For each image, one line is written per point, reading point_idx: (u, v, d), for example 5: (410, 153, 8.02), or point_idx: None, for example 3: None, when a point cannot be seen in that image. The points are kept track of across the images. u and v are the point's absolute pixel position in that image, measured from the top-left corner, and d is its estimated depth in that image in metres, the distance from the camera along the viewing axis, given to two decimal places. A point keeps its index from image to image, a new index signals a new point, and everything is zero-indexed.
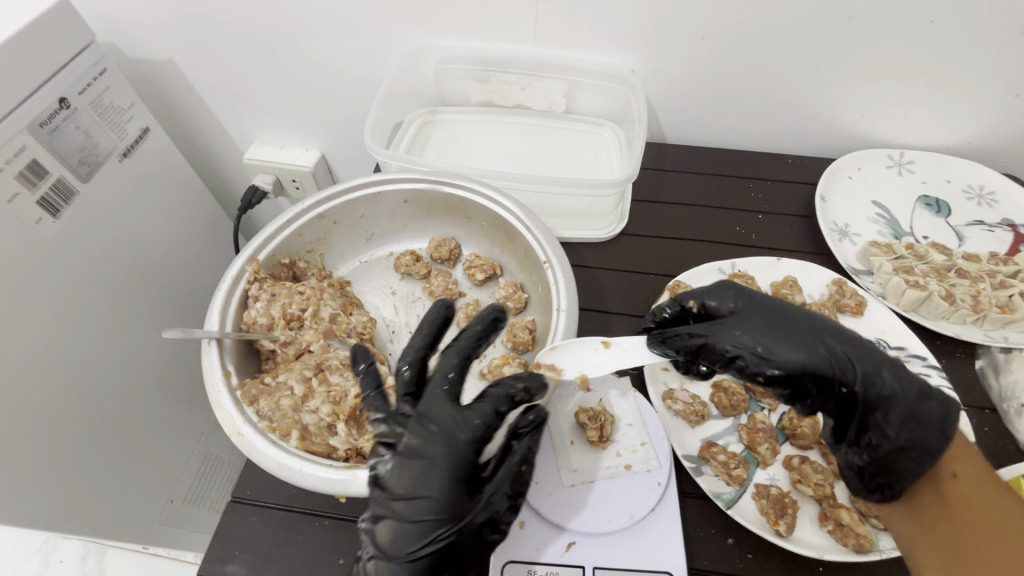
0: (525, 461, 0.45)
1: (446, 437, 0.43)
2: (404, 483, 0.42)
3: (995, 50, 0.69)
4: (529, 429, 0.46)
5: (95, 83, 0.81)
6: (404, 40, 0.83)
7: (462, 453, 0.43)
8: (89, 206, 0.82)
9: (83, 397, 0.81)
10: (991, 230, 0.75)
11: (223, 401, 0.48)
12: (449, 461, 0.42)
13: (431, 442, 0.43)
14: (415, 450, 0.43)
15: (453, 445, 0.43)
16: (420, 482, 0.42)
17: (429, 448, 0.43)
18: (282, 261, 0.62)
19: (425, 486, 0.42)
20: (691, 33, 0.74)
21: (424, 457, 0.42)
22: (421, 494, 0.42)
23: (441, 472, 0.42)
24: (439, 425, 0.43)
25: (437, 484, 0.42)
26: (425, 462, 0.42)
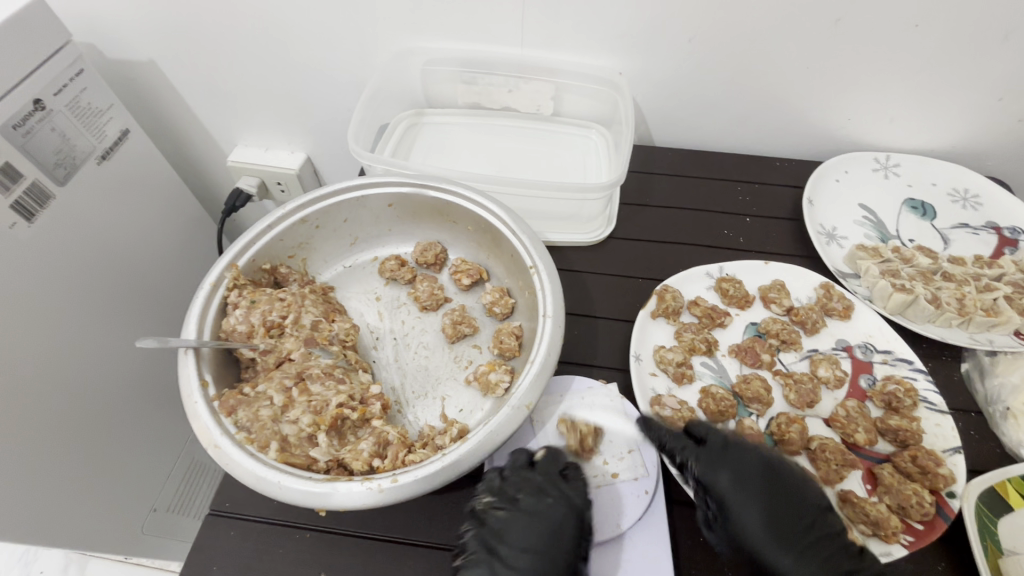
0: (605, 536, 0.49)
1: (564, 501, 0.49)
2: (518, 538, 0.47)
3: (980, 53, 0.70)
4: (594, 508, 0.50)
5: (71, 84, 0.79)
6: (390, 41, 0.82)
7: (578, 516, 0.48)
8: (66, 209, 0.80)
9: (60, 408, 0.79)
10: (976, 233, 0.75)
11: (200, 412, 0.46)
12: (568, 520, 0.48)
13: (549, 507, 0.48)
14: (531, 510, 0.48)
15: (572, 508, 0.49)
16: (541, 541, 0.47)
17: (546, 515, 0.48)
18: (262, 266, 0.61)
19: (542, 547, 0.47)
20: (678, 35, 0.73)
21: (542, 518, 0.48)
22: (536, 553, 0.47)
23: (555, 534, 0.47)
24: (548, 492, 0.49)
25: (558, 544, 0.47)
26: (542, 523, 0.48)
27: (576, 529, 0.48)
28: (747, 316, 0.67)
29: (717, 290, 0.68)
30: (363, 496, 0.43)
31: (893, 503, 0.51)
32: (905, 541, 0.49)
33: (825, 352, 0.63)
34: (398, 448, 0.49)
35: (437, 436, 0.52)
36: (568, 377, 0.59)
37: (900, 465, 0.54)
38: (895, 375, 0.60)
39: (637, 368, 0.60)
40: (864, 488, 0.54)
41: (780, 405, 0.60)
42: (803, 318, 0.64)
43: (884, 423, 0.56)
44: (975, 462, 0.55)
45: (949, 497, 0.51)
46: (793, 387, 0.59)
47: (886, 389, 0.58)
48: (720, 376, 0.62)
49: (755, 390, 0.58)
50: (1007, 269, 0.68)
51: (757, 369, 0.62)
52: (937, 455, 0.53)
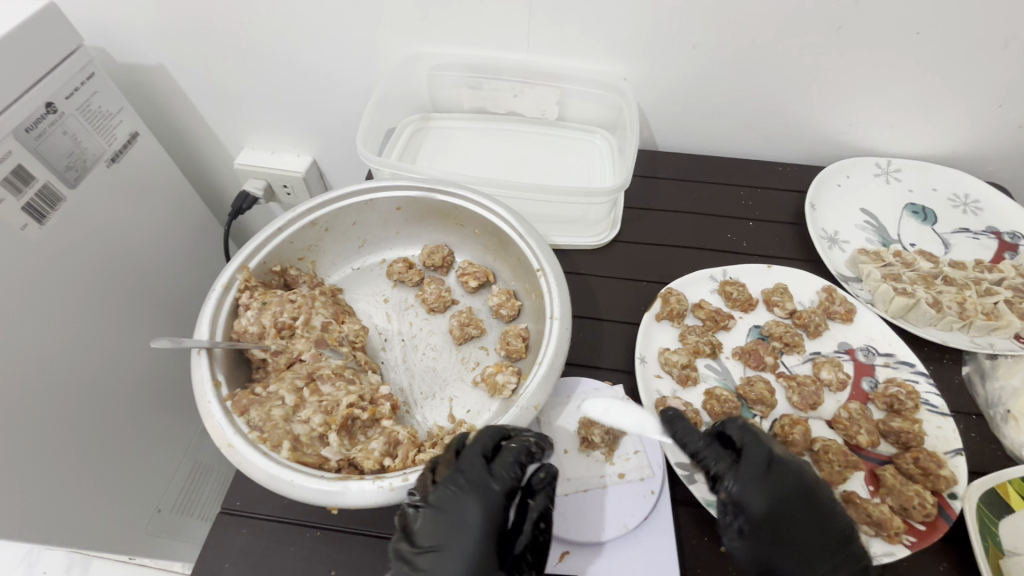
0: (544, 519, 0.47)
1: (474, 491, 0.45)
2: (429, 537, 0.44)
3: (980, 60, 0.71)
4: (545, 486, 0.48)
5: (82, 88, 0.80)
6: (397, 47, 0.83)
7: (492, 507, 0.45)
8: (76, 212, 0.81)
9: (67, 407, 0.79)
10: (976, 238, 0.76)
11: (213, 411, 0.47)
12: (481, 513, 0.45)
13: (464, 499, 0.45)
14: (447, 507, 0.44)
15: (484, 496, 0.46)
16: (450, 536, 0.44)
17: (462, 509, 0.45)
18: (273, 268, 0.61)
19: (450, 542, 0.43)
20: (683, 42, 0.74)
21: (452, 509, 0.45)
22: (445, 549, 0.43)
23: (475, 524, 0.44)
24: (466, 481, 0.46)
25: (467, 539, 0.44)
26: (459, 522, 0.44)
27: (491, 521, 0.45)
28: (750, 319, 0.68)
29: (721, 293, 0.68)
30: (374, 495, 0.44)
31: (895, 503, 0.52)
32: (907, 541, 0.50)
33: (827, 355, 0.64)
34: (408, 448, 0.50)
35: (446, 437, 0.52)
36: (574, 379, 0.60)
37: (902, 466, 0.54)
38: (896, 378, 0.61)
39: (642, 370, 0.61)
40: (867, 489, 0.55)
41: (783, 408, 0.61)
42: (805, 321, 0.65)
43: (886, 425, 0.57)
44: (976, 465, 0.56)
45: (951, 498, 0.52)
46: (796, 389, 0.60)
47: (888, 391, 0.59)
48: (725, 378, 0.63)
49: (760, 392, 0.59)
50: (1008, 274, 0.69)
51: (760, 371, 0.63)
52: (939, 457, 0.54)
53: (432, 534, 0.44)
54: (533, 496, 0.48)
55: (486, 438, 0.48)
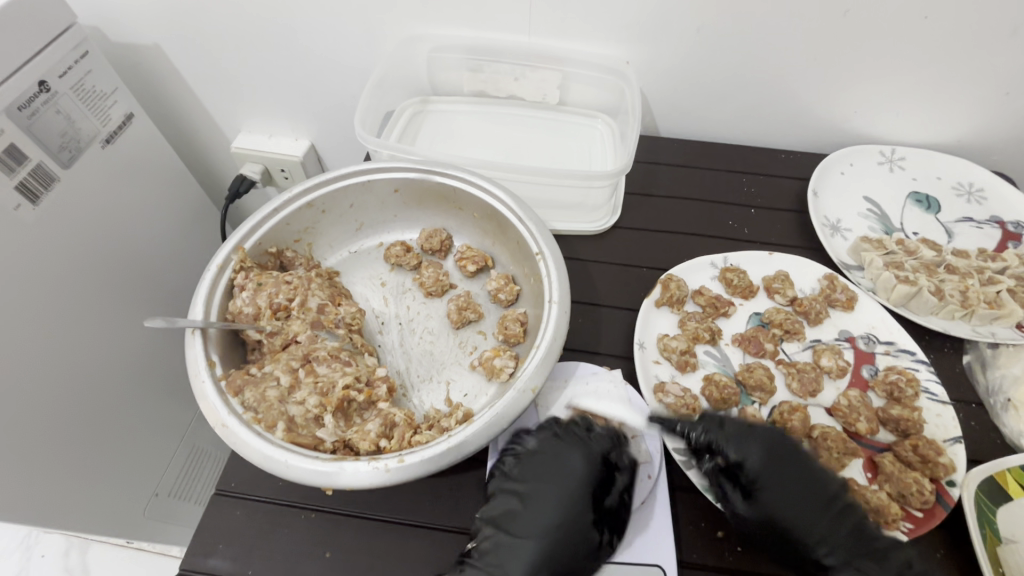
0: (627, 491, 0.50)
1: (579, 448, 0.51)
2: (529, 476, 0.50)
3: (988, 47, 0.70)
4: (633, 465, 0.51)
5: (76, 66, 0.78)
6: (396, 28, 0.81)
7: (592, 463, 0.50)
8: (70, 193, 0.80)
9: (63, 388, 0.79)
10: (980, 226, 0.75)
11: (207, 391, 0.47)
12: (578, 466, 0.50)
13: (567, 456, 0.51)
14: (548, 452, 0.51)
15: (587, 452, 0.51)
16: (551, 481, 0.49)
17: (562, 467, 0.50)
18: (268, 250, 0.61)
19: (550, 487, 0.49)
20: (686, 25, 0.73)
21: (557, 461, 0.50)
22: (542, 489, 0.49)
23: (574, 480, 0.49)
24: (568, 442, 0.52)
25: (562, 491, 0.49)
26: (553, 472, 0.50)
27: (591, 484, 0.49)
28: (750, 306, 0.67)
29: (721, 280, 0.68)
30: (370, 476, 0.43)
31: (893, 491, 0.52)
32: (904, 528, 0.50)
33: (827, 342, 0.64)
34: (404, 429, 0.49)
35: (443, 419, 0.52)
36: (573, 363, 0.59)
37: (901, 453, 0.54)
38: (897, 366, 0.60)
39: (641, 355, 0.60)
40: (864, 476, 0.54)
41: (783, 395, 0.60)
42: (806, 309, 0.64)
43: (886, 413, 0.57)
44: (976, 453, 0.55)
45: (949, 485, 0.52)
46: (796, 375, 0.60)
47: (888, 378, 0.59)
48: (724, 364, 0.62)
49: (759, 378, 0.59)
50: (1011, 263, 0.68)
51: (760, 358, 0.62)
52: (938, 444, 0.53)
53: (525, 480, 0.50)
54: (619, 471, 0.50)
55: (579, 419, 0.54)
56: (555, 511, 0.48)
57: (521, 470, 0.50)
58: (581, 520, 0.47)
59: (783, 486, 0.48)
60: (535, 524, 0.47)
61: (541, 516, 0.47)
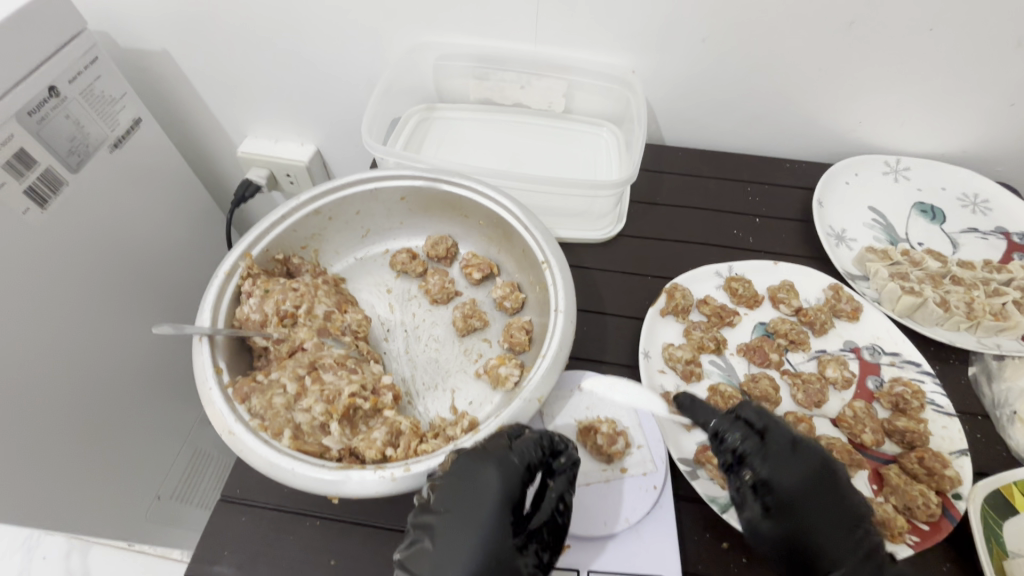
0: (563, 500, 0.46)
1: (496, 471, 0.44)
2: (447, 500, 0.43)
3: (993, 59, 0.70)
4: (566, 470, 0.48)
5: (86, 72, 0.79)
6: (403, 36, 0.82)
7: (512, 478, 0.44)
8: (78, 197, 0.80)
9: (68, 391, 0.79)
10: (985, 237, 0.75)
11: (215, 398, 0.47)
12: (497, 492, 0.43)
13: (490, 478, 0.44)
14: (461, 473, 0.44)
15: (504, 467, 0.44)
16: (465, 505, 0.43)
17: (485, 492, 0.43)
18: (276, 256, 0.61)
19: (467, 510, 0.43)
20: (692, 35, 0.74)
21: (475, 491, 0.43)
22: (456, 515, 0.43)
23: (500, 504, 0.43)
24: (490, 462, 0.45)
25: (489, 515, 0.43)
26: (473, 492, 0.43)
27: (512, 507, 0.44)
28: (755, 316, 0.67)
29: (726, 289, 0.68)
30: (376, 484, 0.43)
31: (899, 503, 0.51)
32: (911, 541, 0.50)
33: (833, 352, 0.64)
34: (410, 438, 0.49)
35: (448, 428, 0.52)
36: (578, 372, 0.59)
37: (906, 465, 0.54)
38: (902, 377, 0.60)
39: (646, 364, 0.60)
40: (870, 488, 0.54)
41: (788, 405, 0.60)
42: (811, 319, 0.64)
43: (891, 425, 0.57)
44: (982, 465, 0.55)
45: (956, 498, 0.51)
46: (801, 386, 0.60)
47: (893, 390, 0.59)
48: (729, 375, 0.62)
49: (764, 389, 0.59)
50: (1017, 274, 0.68)
51: (765, 368, 0.62)
52: (944, 457, 0.53)
53: (444, 505, 0.43)
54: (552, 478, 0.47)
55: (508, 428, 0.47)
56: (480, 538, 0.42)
57: (441, 495, 0.43)
58: (505, 546, 0.42)
59: (806, 488, 0.46)
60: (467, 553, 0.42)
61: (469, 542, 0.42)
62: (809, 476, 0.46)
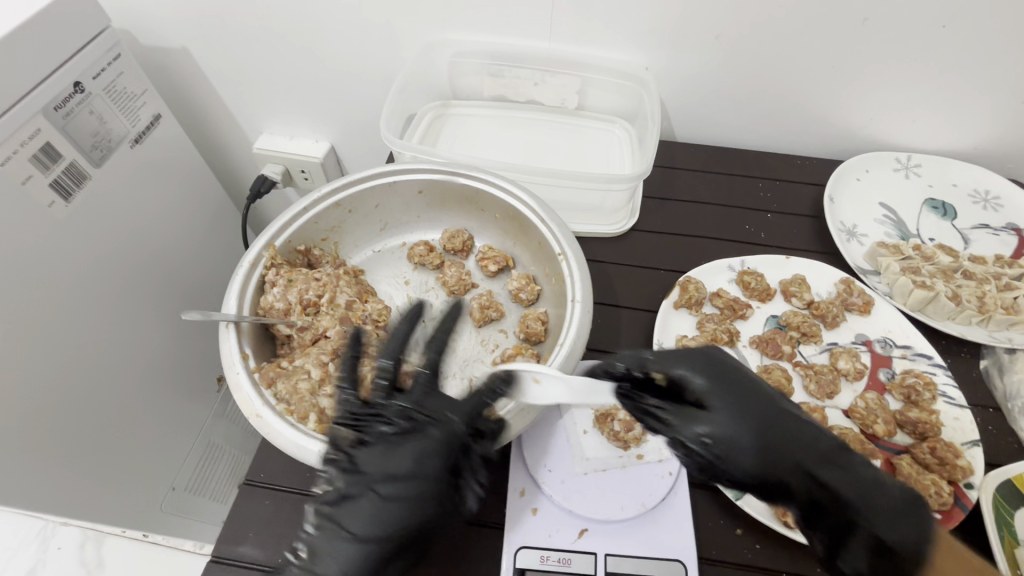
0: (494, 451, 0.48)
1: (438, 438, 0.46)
2: (378, 464, 0.45)
3: (1005, 56, 0.71)
4: (494, 429, 0.47)
5: (108, 69, 0.81)
6: (419, 34, 0.83)
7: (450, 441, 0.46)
8: (100, 190, 0.82)
9: (88, 380, 0.81)
10: (996, 233, 0.76)
11: (242, 383, 0.48)
12: (413, 464, 0.45)
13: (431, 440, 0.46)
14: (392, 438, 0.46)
15: (448, 434, 0.46)
16: (394, 465, 0.45)
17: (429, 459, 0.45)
18: (297, 248, 0.62)
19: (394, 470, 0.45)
20: (705, 32, 0.75)
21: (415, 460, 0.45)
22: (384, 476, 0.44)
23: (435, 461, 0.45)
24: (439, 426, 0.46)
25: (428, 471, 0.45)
26: (404, 452, 0.45)
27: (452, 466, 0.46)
28: (768, 309, 0.68)
29: (738, 282, 0.69)
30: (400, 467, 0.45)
31: None
32: None
33: (844, 345, 0.64)
34: None
35: None
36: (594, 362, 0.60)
37: (918, 455, 0.55)
38: (914, 369, 0.61)
39: None
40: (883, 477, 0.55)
41: (800, 397, 0.61)
42: (823, 312, 0.65)
43: (903, 416, 0.57)
44: (993, 456, 0.56)
45: (967, 488, 0.52)
46: (814, 377, 0.60)
47: (905, 381, 0.59)
48: (741, 366, 0.63)
49: (777, 380, 0.59)
50: None
51: (777, 360, 0.63)
52: (955, 447, 0.54)
53: (376, 467, 0.45)
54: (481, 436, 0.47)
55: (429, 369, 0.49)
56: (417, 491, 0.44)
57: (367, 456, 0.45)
58: (439, 501, 0.45)
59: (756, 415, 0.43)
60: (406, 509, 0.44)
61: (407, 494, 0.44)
62: (754, 395, 0.43)
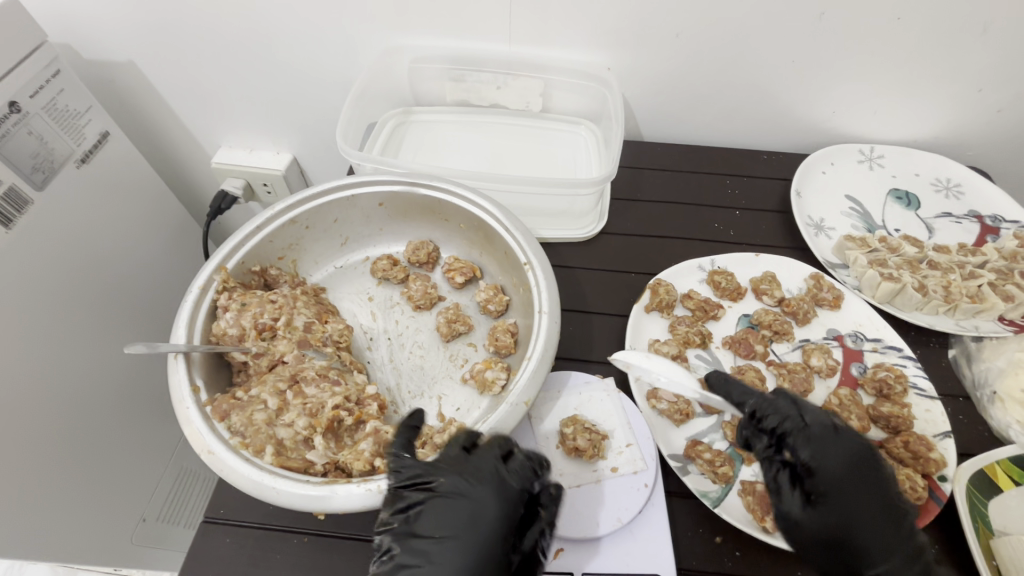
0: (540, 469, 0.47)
1: (493, 483, 0.44)
2: (437, 524, 0.42)
3: (959, 46, 0.71)
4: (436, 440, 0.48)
5: (47, 86, 0.77)
6: (376, 40, 0.81)
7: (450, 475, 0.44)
8: (46, 215, 0.78)
9: (47, 415, 0.77)
10: (959, 221, 0.76)
11: (193, 418, 0.45)
12: (498, 506, 0.43)
13: (454, 482, 0.44)
14: (457, 494, 0.43)
15: (497, 485, 0.44)
16: (461, 528, 0.42)
17: (472, 489, 0.43)
18: (252, 268, 0.59)
19: (462, 532, 0.42)
20: (665, 31, 0.74)
21: (470, 499, 0.43)
22: (452, 538, 0.41)
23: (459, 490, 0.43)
24: (448, 474, 0.44)
25: (456, 503, 0.43)
26: (466, 507, 0.43)
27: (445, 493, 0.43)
28: (739, 308, 0.67)
29: (709, 283, 0.68)
30: (363, 498, 0.42)
31: None
32: None
33: (816, 341, 0.64)
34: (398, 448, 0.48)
35: (436, 435, 0.51)
36: (565, 372, 0.59)
37: (892, 450, 0.55)
38: (885, 363, 0.61)
39: None
40: None
41: None
42: (794, 309, 0.65)
43: (876, 410, 0.57)
44: (966, 447, 0.56)
45: (942, 480, 0.52)
46: (787, 376, 0.60)
47: (877, 375, 0.59)
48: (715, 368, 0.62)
49: (751, 380, 0.59)
50: (990, 256, 0.69)
51: (751, 360, 0.62)
52: (929, 440, 0.54)
53: (433, 527, 0.42)
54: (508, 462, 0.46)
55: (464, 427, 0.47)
56: (445, 513, 0.42)
57: (436, 519, 0.42)
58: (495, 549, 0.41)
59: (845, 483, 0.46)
60: (432, 527, 0.42)
61: (448, 523, 0.42)
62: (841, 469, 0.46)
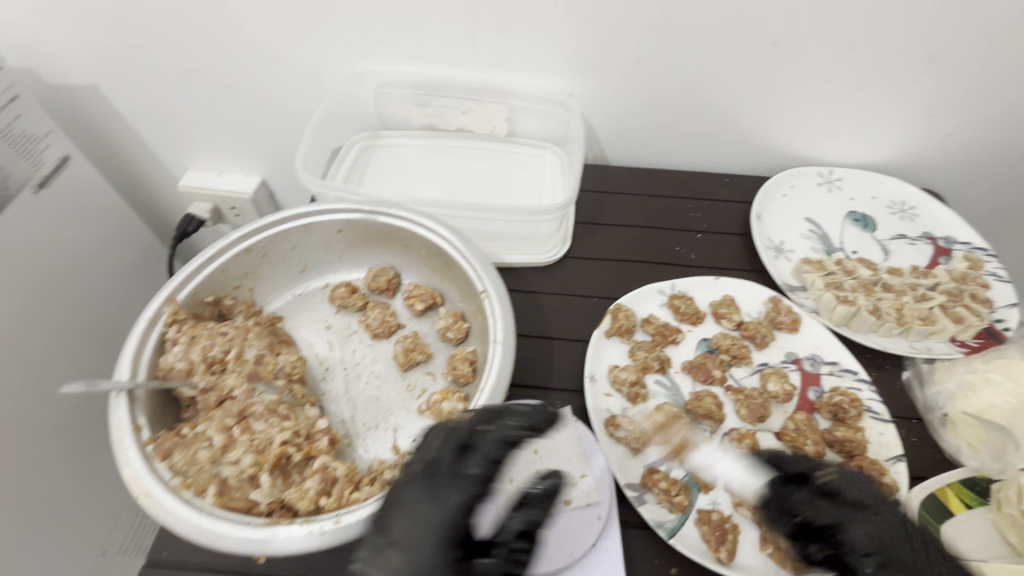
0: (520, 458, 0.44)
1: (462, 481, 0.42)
2: (406, 519, 0.40)
3: (907, 74, 0.74)
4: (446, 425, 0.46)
5: (3, 111, 0.76)
6: (341, 65, 0.81)
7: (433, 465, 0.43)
8: (1, 242, 0.76)
9: (1, 448, 0.75)
10: (913, 243, 0.78)
11: (132, 459, 0.44)
12: (466, 503, 0.41)
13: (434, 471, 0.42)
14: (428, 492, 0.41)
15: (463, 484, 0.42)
16: (422, 523, 0.40)
17: (446, 487, 0.41)
18: (204, 299, 0.58)
19: (421, 526, 0.40)
20: (624, 58, 0.75)
21: (435, 500, 0.41)
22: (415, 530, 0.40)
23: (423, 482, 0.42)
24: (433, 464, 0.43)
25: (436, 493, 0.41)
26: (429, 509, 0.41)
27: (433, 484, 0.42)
28: (699, 332, 0.68)
29: (669, 307, 0.68)
30: (305, 539, 0.41)
31: None
32: None
33: (775, 365, 0.65)
34: (345, 485, 0.47)
35: (387, 470, 0.50)
36: None
37: None
38: (840, 387, 0.62)
39: (592, 389, 0.60)
40: None
41: (732, 422, 0.60)
42: (752, 333, 0.65)
43: (831, 435, 0.57)
44: (920, 470, 0.57)
45: None
46: (744, 401, 0.60)
47: (832, 400, 0.60)
48: (674, 393, 0.62)
49: (708, 407, 0.59)
50: (942, 279, 0.71)
51: (709, 385, 0.63)
52: (880, 465, 0.55)
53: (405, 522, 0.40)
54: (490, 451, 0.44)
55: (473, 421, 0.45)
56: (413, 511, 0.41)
57: (402, 513, 0.41)
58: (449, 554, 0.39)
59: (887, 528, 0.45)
60: (404, 522, 0.40)
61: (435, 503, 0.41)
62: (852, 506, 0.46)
